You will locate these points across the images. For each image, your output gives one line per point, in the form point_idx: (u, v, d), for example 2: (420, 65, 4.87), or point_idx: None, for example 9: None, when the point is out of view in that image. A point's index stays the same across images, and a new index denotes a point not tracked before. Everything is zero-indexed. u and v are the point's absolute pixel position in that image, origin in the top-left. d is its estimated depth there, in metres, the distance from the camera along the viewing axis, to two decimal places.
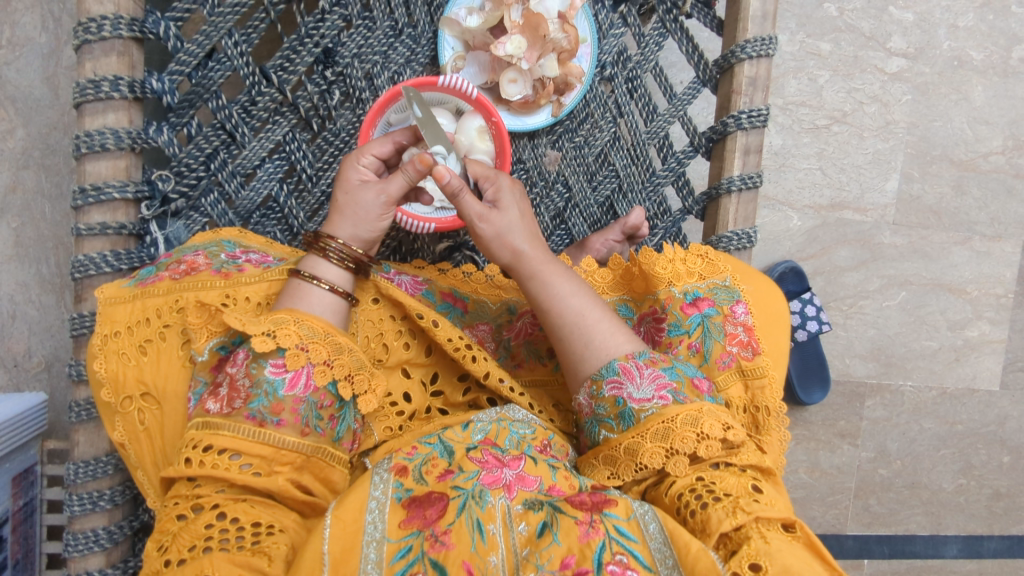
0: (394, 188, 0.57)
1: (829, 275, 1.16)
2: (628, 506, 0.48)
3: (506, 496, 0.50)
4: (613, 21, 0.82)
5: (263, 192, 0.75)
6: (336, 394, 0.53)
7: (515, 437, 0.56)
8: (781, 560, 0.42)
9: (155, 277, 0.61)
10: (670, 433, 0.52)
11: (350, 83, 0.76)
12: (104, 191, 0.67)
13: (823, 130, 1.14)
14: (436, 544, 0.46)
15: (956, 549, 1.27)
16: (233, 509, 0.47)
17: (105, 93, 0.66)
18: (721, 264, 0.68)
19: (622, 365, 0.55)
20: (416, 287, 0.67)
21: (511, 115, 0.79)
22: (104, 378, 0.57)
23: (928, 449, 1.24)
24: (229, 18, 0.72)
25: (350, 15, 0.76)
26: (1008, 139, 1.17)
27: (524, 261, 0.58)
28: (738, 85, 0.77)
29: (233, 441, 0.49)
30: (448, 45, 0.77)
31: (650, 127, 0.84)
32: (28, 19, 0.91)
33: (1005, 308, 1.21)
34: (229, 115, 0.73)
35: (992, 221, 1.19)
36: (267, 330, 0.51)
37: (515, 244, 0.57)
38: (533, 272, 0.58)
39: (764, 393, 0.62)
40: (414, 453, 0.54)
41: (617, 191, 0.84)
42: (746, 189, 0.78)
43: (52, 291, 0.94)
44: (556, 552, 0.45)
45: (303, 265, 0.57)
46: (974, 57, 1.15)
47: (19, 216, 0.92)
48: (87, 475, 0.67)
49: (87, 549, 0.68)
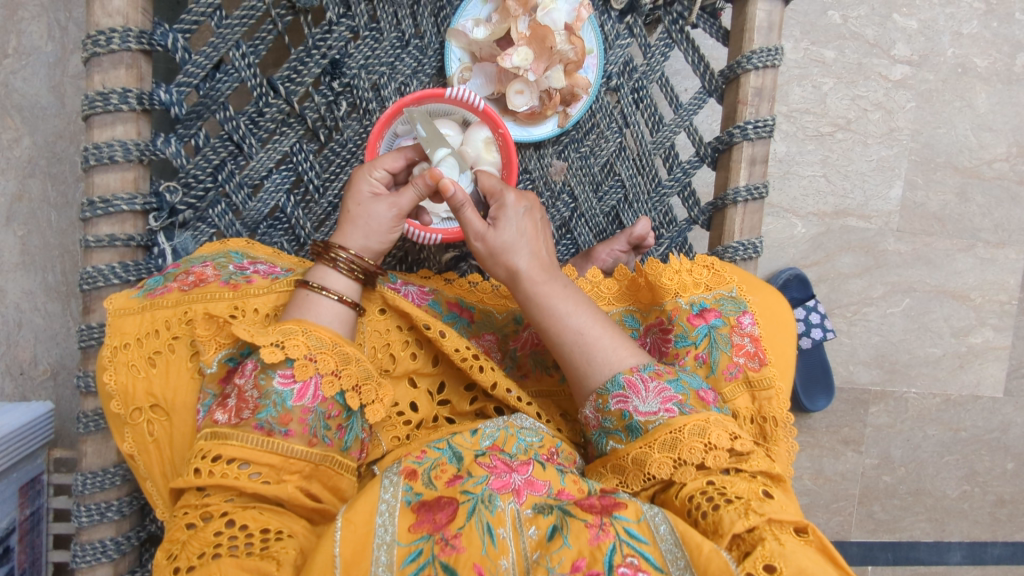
0: (405, 202, 0.58)
1: (833, 282, 1.17)
2: (638, 508, 0.48)
3: (515, 500, 0.50)
4: (619, 32, 0.82)
5: (270, 203, 0.75)
6: (344, 403, 0.53)
7: (522, 444, 0.57)
8: (796, 562, 0.42)
9: (163, 288, 0.61)
10: (678, 444, 0.52)
11: (357, 94, 0.77)
12: (112, 203, 0.67)
13: (827, 138, 1.14)
14: (447, 548, 0.46)
15: (960, 555, 1.27)
16: (242, 516, 0.47)
17: (113, 105, 0.66)
18: (727, 275, 0.68)
19: (627, 379, 0.56)
20: (423, 298, 0.67)
21: (517, 126, 0.79)
22: (113, 391, 0.57)
23: (932, 455, 1.24)
24: (237, 29, 0.72)
25: (358, 27, 0.76)
26: (1011, 146, 1.18)
27: (522, 281, 0.57)
28: (743, 96, 0.77)
29: (242, 450, 0.49)
30: (455, 56, 0.77)
31: (656, 137, 0.84)
32: (35, 29, 0.91)
33: (1008, 314, 1.21)
34: (236, 126, 0.73)
35: (995, 228, 1.19)
36: (276, 340, 0.51)
37: (512, 264, 0.57)
38: (530, 291, 0.57)
39: (772, 403, 0.62)
40: (423, 457, 0.54)
41: (622, 201, 0.85)
42: (752, 200, 0.78)
43: (58, 299, 0.94)
44: (566, 555, 0.44)
45: (311, 275, 0.58)
46: (978, 64, 1.15)
47: (25, 224, 0.92)
48: (94, 486, 0.67)
49: (94, 559, 0.68)
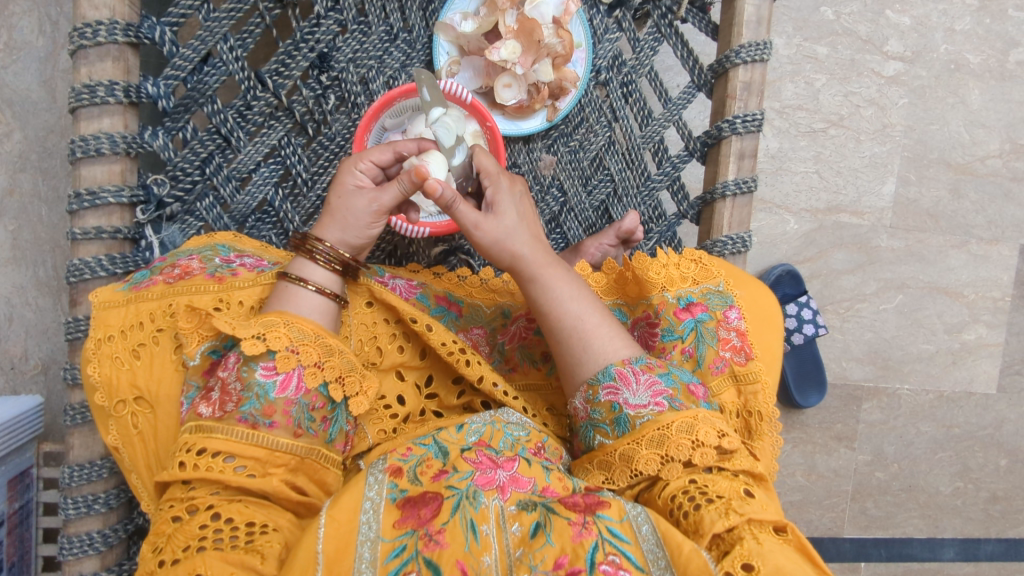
0: (387, 198, 0.57)
1: (826, 278, 1.17)
2: (622, 507, 0.48)
3: (500, 497, 0.50)
4: (607, 27, 0.82)
5: (258, 196, 0.75)
6: (328, 395, 0.53)
7: (509, 439, 0.56)
8: (774, 560, 0.42)
9: (149, 280, 0.61)
10: (666, 440, 0.52)
11: (345, 88, 0.77)
12: (99, 195, 0.67)
13: (820, 134, 1.14)
14: (430, 544, 0.46)
15: (953, 552, 1.27)
16: (227, 509, 0.47)
17: (100, 98, 0.66)
18: (714, 269, 0.68)
19: (618, 371, 0.55)
20: (411, 291, 0.67)
21: (506, 120, 0.79)
22: (97, 383, 0.57)
23: (925, 452, 1.24)
24: (224, 23, 0.72)
25: (346, 21, 0.76)
26: (1005, 143, 1.18)
27: (523, 265, 0.57)
28: (732, 90, 0.77)
29: (226, 443, 0.49)
30: (443, 49, 0.77)
31: (645, 131, 0.84)
32: (27, 23, 0.91)
33: (1001, 311, 1.21)
34: (224, 120, 0.74)
35: (988, 225, 1.19)
36: (257, 333, 0.51)
37: (514, 249, 0.56)
38: (531, 276, 0.57)
39: (757, 397, 0.62)
40: (408, 454, 0.54)
41: (612, 195, 0.85)
42: (741, 194, 0.78)
43: (49, 293, 0.94)
44: (549, 553, 0.44)
45: (292, 268, 0.57)
46: (972, 61, 1.15)
47: (16, 219, 0.93)
48: (82, 478, 0.68)
49: (82, 552, 0.68)
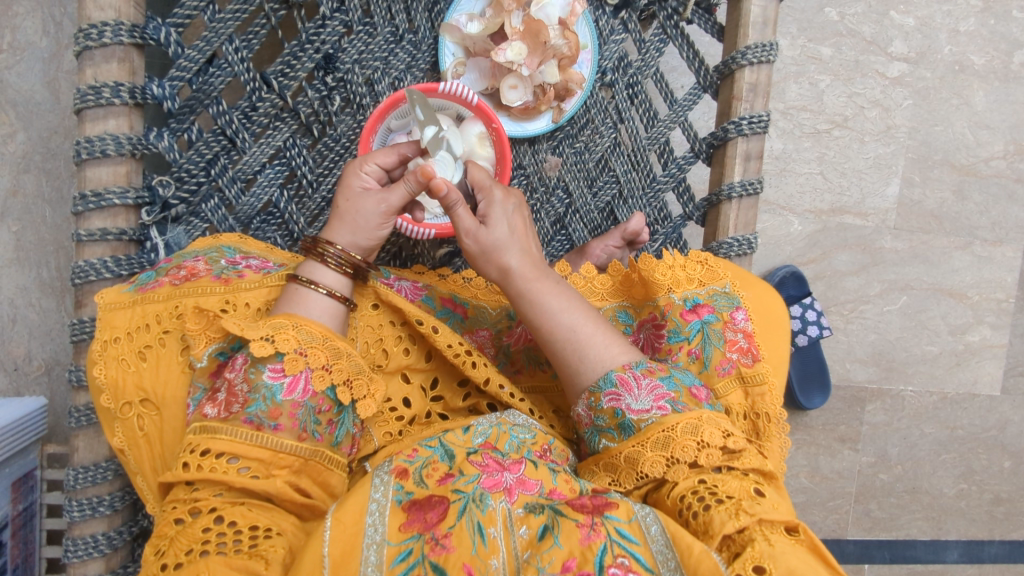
0: (395, 199, 0.57)
1: (830, 279, 1.16)
2: (629, 508, 0.47)
3: (507, 499, 0.50)
4: (613, 27, 0.82)
5: (263, 198, 0.75)
6: (335, 398, 0.53)
7: (515, 441, 0.56)
8: (786, 562, 0.41)
9: (155, 281, 0.60)
10: (671, 442, 0.52)
11: (351, 89, 0.76)
12: (104, 197, 0.67)
13: (824, 135, 1.13)
14: (437, 548, 0.46)
15: (957, 553, 1.27)
16: (230, 512, 0.47)
17: (105, 99, 0.66)
18: (721, 270, 0.67)
19: (619, 376, 0.55)
20: (416, 293, 0.67)
21: (512, 121, 0.80)
22: (103, 385, 0.57)
23: (929, 454, 1.24)
24: (229, 24, 0.72)
25: (351, 21, 0.76)
26: (1009, 143, 1.17)
27: (514, 279, 0.57)
28: (738, 92, 0.77)
29: (231, 444, 0.48)
30: (449, 51, 0.77)
31: (650, 132, 0.84)
32: (29, 24, 0.91)
33: (1005, 312, 1.21)
34: (229, 121, 0.73)
35: (993, 226, 1.19)
36: (266, 335, 0.51)
37: (505, 261, 0.57)
38: (521, 290, 0.57)
39: (764, 399, 0.61)
40: (415, 456, 0.53)
41: (617, 196, 0.84)
42: (746, 196, 0.78)
43: (52, 295, 0.94)
44: (557, 555, 0.44)
45: (301, 270, 0.57)
46: (975, 62, 1.15)
47: (19, 220, 0.92)
48: (86, 480, 0.67)
49: (86, 554, 0.68)
